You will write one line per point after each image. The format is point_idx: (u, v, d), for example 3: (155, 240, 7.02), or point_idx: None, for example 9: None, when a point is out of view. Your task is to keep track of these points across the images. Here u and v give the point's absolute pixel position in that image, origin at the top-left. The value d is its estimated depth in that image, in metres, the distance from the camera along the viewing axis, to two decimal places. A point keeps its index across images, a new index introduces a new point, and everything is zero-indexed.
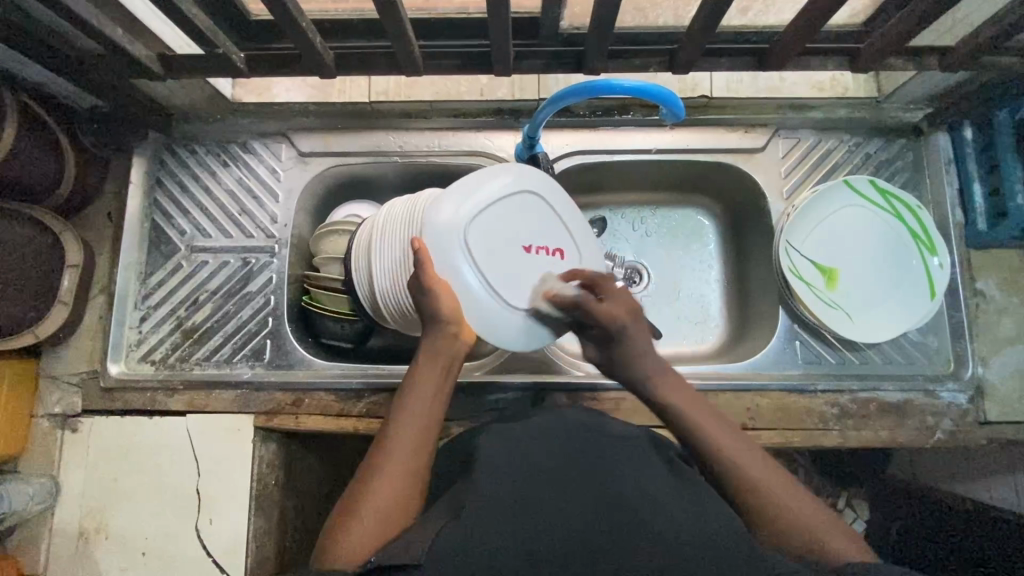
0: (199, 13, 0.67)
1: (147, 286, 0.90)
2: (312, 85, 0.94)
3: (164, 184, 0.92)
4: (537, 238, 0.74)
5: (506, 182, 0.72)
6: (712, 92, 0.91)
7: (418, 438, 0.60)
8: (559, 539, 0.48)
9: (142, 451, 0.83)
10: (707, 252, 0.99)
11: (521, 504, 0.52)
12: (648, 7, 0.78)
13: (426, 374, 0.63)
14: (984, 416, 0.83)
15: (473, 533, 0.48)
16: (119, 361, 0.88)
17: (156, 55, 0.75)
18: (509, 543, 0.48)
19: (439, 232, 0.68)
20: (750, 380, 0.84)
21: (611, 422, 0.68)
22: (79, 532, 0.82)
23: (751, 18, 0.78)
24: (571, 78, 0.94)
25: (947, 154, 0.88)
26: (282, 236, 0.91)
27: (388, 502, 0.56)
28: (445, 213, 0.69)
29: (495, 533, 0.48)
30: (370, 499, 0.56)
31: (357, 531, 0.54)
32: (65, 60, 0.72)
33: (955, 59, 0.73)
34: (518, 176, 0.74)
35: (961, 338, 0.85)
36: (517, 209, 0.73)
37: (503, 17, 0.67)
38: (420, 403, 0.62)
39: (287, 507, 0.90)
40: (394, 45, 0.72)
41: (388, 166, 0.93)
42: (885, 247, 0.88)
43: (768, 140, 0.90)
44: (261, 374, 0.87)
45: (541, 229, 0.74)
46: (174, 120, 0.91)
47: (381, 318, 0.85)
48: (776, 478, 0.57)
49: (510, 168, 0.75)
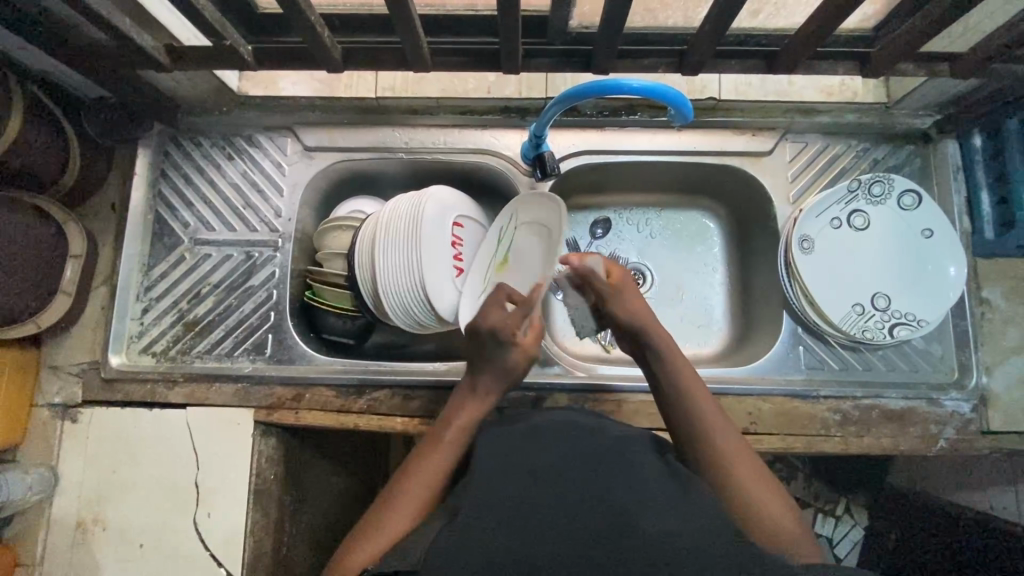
0: (205, 5, 0.67)
1: (149, 277, 0.90)
2: (318, 79, 0.93)
3: (169, 175, 0.92)
4: (871, 271, 0.86)
5: (880, 286, 0.86)
6: (722, 93, 0.89)
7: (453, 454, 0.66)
8: (545, 545, 0.47)
9: (143, 443, 0.83)
10: (711, 254, 0.99)
11: (512, 510, 0.51)
12: (658, 8, 0.77)
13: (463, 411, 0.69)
14: (988, 425, 0.82)
15: (465, 544, 0.48)
16: (120, 352, 0.87)
17: (163, 46, 0.74)
18: (500, 552, 0.47)
19: (843, 303, 0.85)
20: (752, 385, 0.84)
21: (612, 424, 0.67)
22: (77, 523, 0.82)
23: (762, 20, 0.76)
24: (578, 78, 0.94)
25: (955, 160, 0.88)
26: (285, 230, 0.91)
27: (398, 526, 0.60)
28: (846, 304, 0.85)
29: (486, 542, 0.48)
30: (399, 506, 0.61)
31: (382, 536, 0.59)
32: (74, 52, 0.72)
33: (967, 66, 0.72)
34: (872, 280, 0.86)
35: (966, 347, 0.85)
36: (884, 273, 0.86)
37: (512, 15, 0.67)
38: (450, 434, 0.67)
39: (285, 500, 0.90)
40: (402, 41, 0.72)
41: (393, 162, 0.92)
42: (907, 248, 0.86)
43: (775, 143, 0.89)
44: (262, 369, 0.86)
45: (870, 273, 0.86)
46: (181, 112, 0.91)
47: (383, 314, 0.86)
48: (766, 487, 0.59)
49: (865, 280, 0.86)
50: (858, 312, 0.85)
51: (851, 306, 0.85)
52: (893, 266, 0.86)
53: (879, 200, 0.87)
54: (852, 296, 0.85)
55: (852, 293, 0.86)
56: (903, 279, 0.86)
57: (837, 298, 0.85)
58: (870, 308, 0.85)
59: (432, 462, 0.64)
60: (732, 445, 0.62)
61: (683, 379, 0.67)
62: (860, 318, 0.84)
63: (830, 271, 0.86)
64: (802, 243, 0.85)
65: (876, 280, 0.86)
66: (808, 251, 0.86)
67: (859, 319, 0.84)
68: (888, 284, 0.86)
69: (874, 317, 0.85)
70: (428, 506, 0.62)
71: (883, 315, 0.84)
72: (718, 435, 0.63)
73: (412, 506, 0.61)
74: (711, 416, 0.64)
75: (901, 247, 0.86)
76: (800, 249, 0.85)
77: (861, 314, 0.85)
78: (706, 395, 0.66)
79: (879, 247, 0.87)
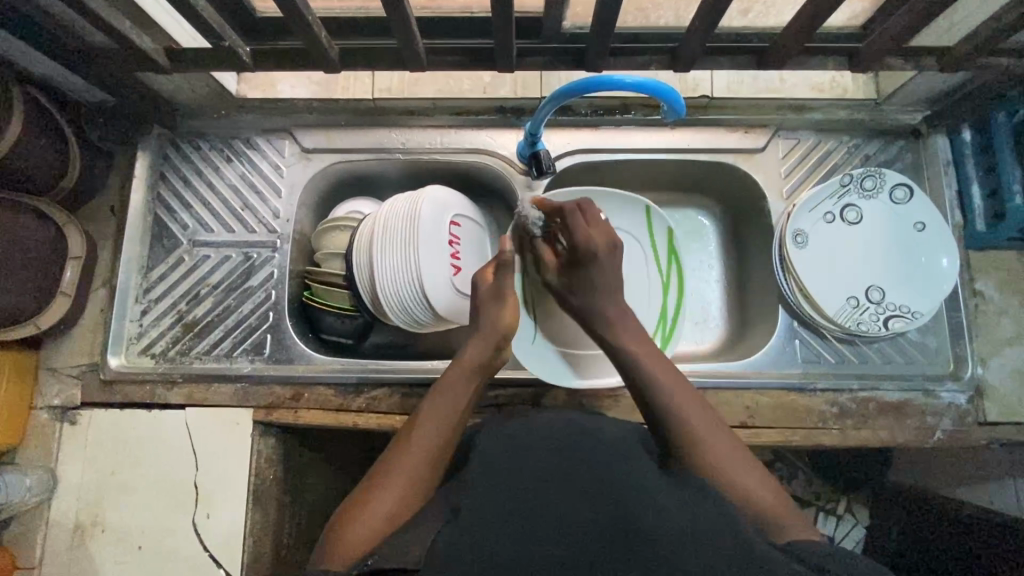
0: (205, 6, 0.67)
1: (148, 279, 0.90)
2: (314, 82, 0.93)
3: (168, 178, 0.92)
4: (865, 265, 0.87)
5: (875, 280, 0.86)
6: (714, 92, 0.90)
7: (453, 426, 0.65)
8: (541, 536, 0.47)
9: (141, 443, 0.83)
10: (707, 252, 1.00)
11: (521, 506, 0.50)
12: (650, 7, 0.78)
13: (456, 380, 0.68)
14: (984, 416, 0.83)
15: (480, 541, 0.47)
16: (119, 354, 0.88)
17: (162, 49, 0.75)
18: (518, 551, 0.46)
19: (834, 297, 0.86)
20: (750, 379, 0.84)
21: (610, 420, 0.67)
22: (76, 525, 0.82)
23: (752, 19, 0.79)
24: (572, 77, 0.95)
25: (944, 155, 0.89)
26: (284, 231, 0.91)
27: (394, 498, 0.58)
28: (840, 297, 0.86)
29: (494, 539, 0.47)
30: (390, 486, 0.59)
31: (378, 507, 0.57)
32: (74, 55, 0.73)
33: (955, 59, 0.73)
34: (866, 274, 0.87)
35: (961, 340, 0.85)
36: (877, 266, 0.87)
37: (506, 14, 0.68)
38: (449, 409, 0.65)
39: (284, 500, 0.90)
40: (399, 42, 0.73)
41: (391, 163, 0.93)
42: (899, 240, 0.87)
43: (768, 141, 0.90)
44: (261, 369, 0.87)
45: (864, 268, 0.87)
46: (180, 115, 0.92)
47: (381, 313, 0.86)
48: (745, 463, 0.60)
49: (859, 274, 0.87)
50: (852, 308, 0.86)
51: (844, 301, 0.86)
52: (888, 259, 0.87)
53: (872, 194, 0.87)
54: (845, 289, 0.86)
55: (847, 286, 0.86)
56: (898, 273, 0.86)
57: (831, 292, 0.86)
58: (865, 301, 0.86)
59: (431, 433, 0.63)
60: (712, 430, 0.61)
61: (668, 390, 0.64)
62: (855, 311, 0.85)
63: (824, 265, 0.87)
64: (797, 239, 0.86)
65: (870, 273, 0.87)
66: (801, 246, 0.86)
67: (855, 315, 0.85)
68: (884, 278, 0.86)
69: (868, 310, 0.86)
70: (422, 481, 0.60)
71: (879, 311, 0.85)
72: (695, 416, 0.62)
73: (405, 480, 0.59)
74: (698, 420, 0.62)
75: (895, 240, 0.87)
76: (792, 245, 0.86)
77: (854, 309, 0.85)
78: (668, 366, 0.67)
79: (872, 242, 0.88)
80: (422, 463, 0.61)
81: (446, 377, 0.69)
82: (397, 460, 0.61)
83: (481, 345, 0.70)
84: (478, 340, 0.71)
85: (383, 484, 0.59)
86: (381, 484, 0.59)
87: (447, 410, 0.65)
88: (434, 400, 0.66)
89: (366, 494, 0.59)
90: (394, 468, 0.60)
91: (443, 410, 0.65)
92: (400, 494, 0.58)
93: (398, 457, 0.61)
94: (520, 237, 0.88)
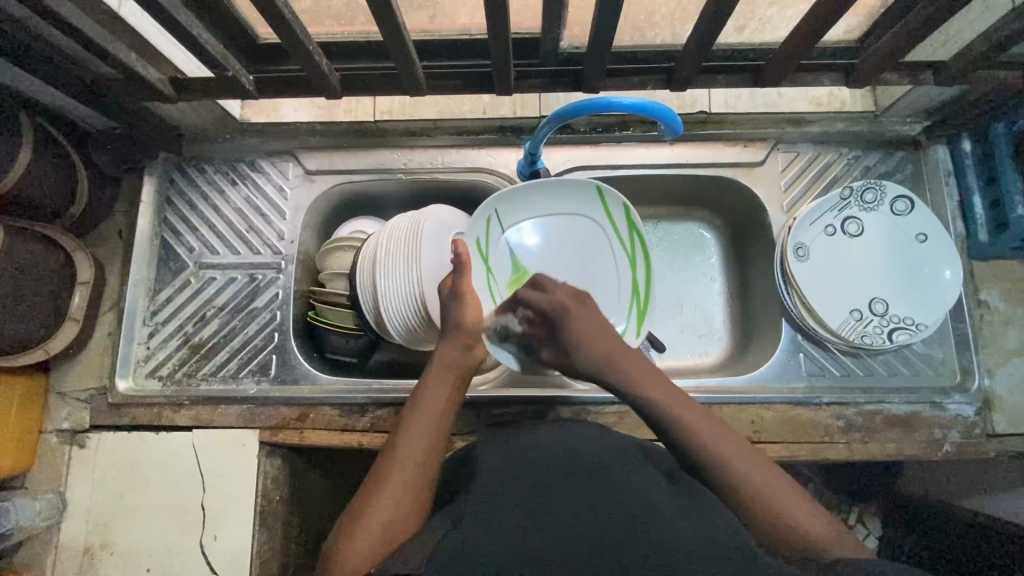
0: (208, 38, 0.69)
1: (155, 302, 0.91)
2: (317, 105, 0.96)
3: (175, 202, 0.94)
4: (868, 276, 0.87)
5: (878, 291, 0.86)
6: (712, 108, 0.92)
7: (436, 430, 0.65)
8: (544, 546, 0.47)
9: (148, 466, 0.84)
10: (709, 264, 1.00)
11: (525, 521, 0.50)
12: (646, 26, 0.79)
13: (437, 381, 0.69)
14: (992, 428, 0.82)
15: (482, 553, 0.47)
16: (126, 377, 0.88)
17: (168, 79, 0.77)
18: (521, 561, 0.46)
19: (837, 309, 0.86)
20: (755, 393, 0.84)
21: (614, 436, 0.67)
22: (85, 548, 0.82)
23: (748, 35, 0.79)
24: (571, 97, 0.96)
25: (945, 166, 0.89)
26: (289, 252, 0.92)
27: (388, 513, 0.57)
28: (844, 309, 0.86)
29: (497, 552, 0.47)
30: (383, 499, 0.58)
31: (375, 525, 0.56)
32: (83, 87, 0.75)
33: (951, 73, 0.73)
34: (868, 285, 0.87)
35: (967, 350, 0.85)
36: (880, 278, 0.87)
37: (503, 38, 0.69)
38: (428, 411, 0.66)
39: (291, 521, 0.90)
40: (397, 67, 0.74)
41: (393, 183, 0.94)
42: (902, 251, 0.87)
43: (767, 154, 0.90)
44: (267, 389, 0.87)
45: (867, 280, 0.87)
46: (185, 140, 0.94)
47: (384, 332, 0.87)
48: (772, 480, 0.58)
49: (862, 286, 0.87)
50: (856, 320, 0.85)
51: (847, 314, 0.86)
52: (890, 271, 0.87)
53: (873, 207, 0.87)
54: (848, 302, 0.86)
55: (849, 299, 0.86)
56: (901, 284, 0.86)
57: (834, 305, 0.86)
58: (868, 312, 0.86)
59: (417, 441, 0.63)
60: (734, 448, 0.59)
61: (677, 413, 0.62)
62: (859, 323, 0.85)
63: (826, 277, 0.87)
64: (799, 251, 0.86)
65: (872, 284, 0.87)
66: (803, 258, 0.86)
67: (858, 328, 0.85)
68: (887, 289, 0.86)
69: (873, 322, 0.86)
70: (414, 489, 0.59)
71: (882, 323, 0.85)
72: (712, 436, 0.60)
73: (397, 492, 0.59)
74: (715, 440, 0.60)
75: (898, 251, 0.87)
76: (795, 256, 0.86)
77: (858, 321, 0.85)
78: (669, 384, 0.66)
79: (875, 253, 0.88)
80: (412, 473, 0.61)
81: (424, 380, 0.70)
82: (387, 474, 0.60)
83: (455, 344, 0.72)
84: (452, 341, 0.72)
85: (376, 501, 0.58)
86: (374, 500, 0.58)
87: (427, 415, 0.66)
88: (414, 406, 0.67)
89: (360, 510, 0.58)
90: (384, 482, 0.60)
91: (426, 418, 0.65)
92: (393, 507, 0.58)
93: (387, 471, 0.61)
94: (475, 242, 0.84)
